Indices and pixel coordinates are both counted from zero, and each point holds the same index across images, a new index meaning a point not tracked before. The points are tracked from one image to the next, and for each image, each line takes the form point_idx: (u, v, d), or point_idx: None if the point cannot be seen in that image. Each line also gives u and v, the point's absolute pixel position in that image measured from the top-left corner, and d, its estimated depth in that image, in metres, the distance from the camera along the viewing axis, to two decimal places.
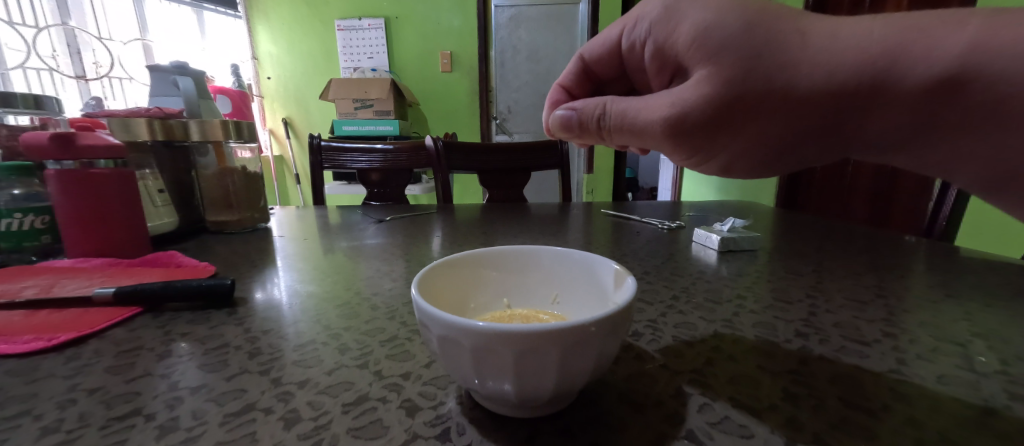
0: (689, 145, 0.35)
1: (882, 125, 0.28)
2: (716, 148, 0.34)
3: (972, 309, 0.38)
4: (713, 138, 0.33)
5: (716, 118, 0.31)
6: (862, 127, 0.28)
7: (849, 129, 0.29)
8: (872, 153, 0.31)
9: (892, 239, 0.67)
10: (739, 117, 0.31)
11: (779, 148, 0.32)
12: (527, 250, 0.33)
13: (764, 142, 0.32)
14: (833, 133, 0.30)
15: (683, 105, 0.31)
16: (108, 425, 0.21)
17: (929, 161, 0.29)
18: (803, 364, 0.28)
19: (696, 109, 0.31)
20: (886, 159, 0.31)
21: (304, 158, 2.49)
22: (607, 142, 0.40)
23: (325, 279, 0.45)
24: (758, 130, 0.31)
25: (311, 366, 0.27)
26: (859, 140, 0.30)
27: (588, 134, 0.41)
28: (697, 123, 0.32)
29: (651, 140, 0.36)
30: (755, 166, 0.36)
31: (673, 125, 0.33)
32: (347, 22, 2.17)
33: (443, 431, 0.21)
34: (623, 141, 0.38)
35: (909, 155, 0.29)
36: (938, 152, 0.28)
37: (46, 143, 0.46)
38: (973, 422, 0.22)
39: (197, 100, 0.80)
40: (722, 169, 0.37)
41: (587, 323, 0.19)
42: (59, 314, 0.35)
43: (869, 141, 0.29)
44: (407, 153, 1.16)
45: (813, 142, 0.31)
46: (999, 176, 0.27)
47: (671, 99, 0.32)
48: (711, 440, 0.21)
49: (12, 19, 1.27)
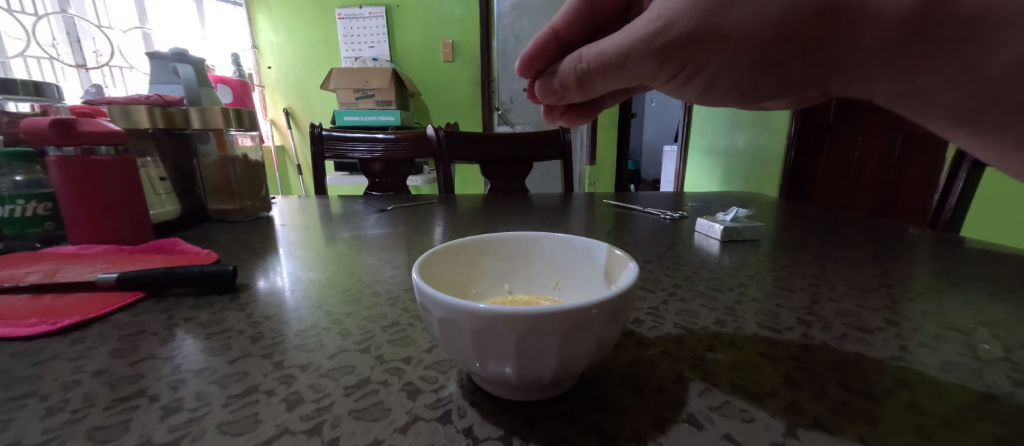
0: (671, 66, 0.34)
1: (862, 41, 0.27)
2: (695, 70, 0.34)
3: (976, 297, 0.38)
4: (692, 58, 0.32)
5: (698, 31, 0.30)
6: (845, 49, 0.28)
7: (831, 47, 0.28)
8: (852, 82, 0.30)
9: (895, 229, 0.66)
10: (723, 26, 0.30)
11: (766, 63, 0.31)
12: (528, 237, 0.33)
13: (747, 59, 0.31)
14: (816, 51, 0.29)
15: (664, 20, 0.31)
16: (113, 405, 0.21)
17: (908, 89, 0.28)
18: (803, 351, 0.28)
19: (678, 22, 0.30)
20: (866, 91, 0.30)
21: (304, 148, 2.49)
22: (588, 91, 0.40)
23: (327, 267, 0.46)
24: (738, 45, 0.30)
25: (314, 350, 0.27)
26: (842, 67, 0.29)
27: (570, 92, 0.41)
28: (681, 36, 0.31)
29: (630, 65, 0.35)
30: (736, 89, 0.35)
31: (651, 42, 0.32)
32: (347, 10, 2.14)
33: (444, 413, 0.21)
34: (606, 82, 0.38)
35: (891, 85, 0.28)
36: (915, 79, 0.27)
37: (46, 129, 0.45)
38: (974, 407, 0.22)
39: (197, 88, 0.80)
40: (703, 89, 0.36)
41: (587, 306, 0.19)
42: (64, 299, 0.35)
43: (850, 64, 0.28)
44: (409, 143, 1.16)
45: (797, 61, 0.30)
46: (974, 105, 0.26)
47: (652, 13, 0.32)
48: (712, 424, 0.21)
49: (12, 7, 1.25)
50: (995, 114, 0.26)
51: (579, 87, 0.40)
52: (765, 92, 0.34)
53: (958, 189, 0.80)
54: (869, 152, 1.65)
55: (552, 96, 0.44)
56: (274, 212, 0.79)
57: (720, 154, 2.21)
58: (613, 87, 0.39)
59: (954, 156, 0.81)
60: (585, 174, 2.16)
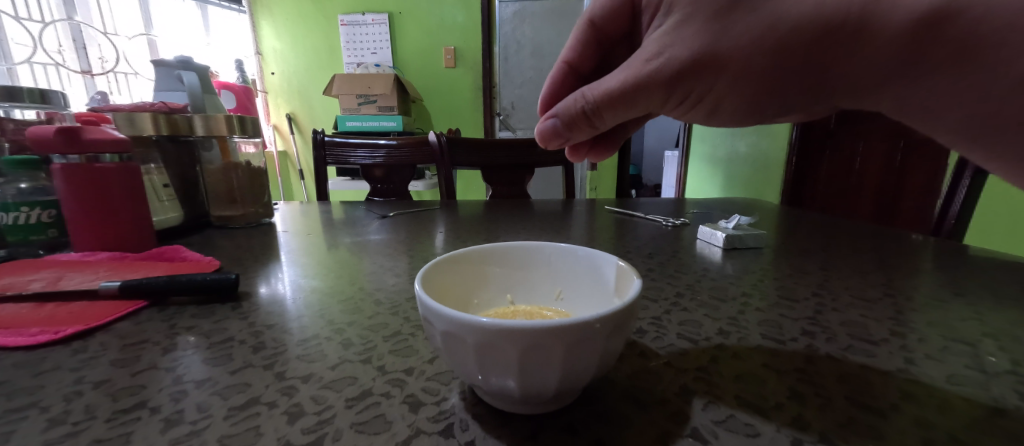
0: (676, 96, 0.34)
1: (865, 59, 0.27)
2: (701, 98, 0.34)
3: (981, 308, 0.38)
4: (695, 87, 0.33)
5: (698, 61, 0.31)
6: (848, 67, 0.28)
7: (836, 68, 0.28)
8: (858, 99, 0.30)
9: (898, 236, 0.66)
10: (722, 55, 0.30)
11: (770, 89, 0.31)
12: (530, 247, 0.33)
13: (753, 86, 0.31)
14: (817, 71, 0.29)
15: (666, 52, 0.32)
16: (115, 417, 0.21)
17: (916, 106, 0.28)
18: (808, 363, 0.27)
19: (679, 55, 0.31)
20: (871, 106, 0.30)
21: (307, 153, 2.50)
22: (599, 128, 0.40)
23: (329, 274, 0.45)
24: (740, 74, 0.31)
25: (315, 360, 0.27)
26: (843, 85, 0.29)
27: (579, 132, 0.41)
28: (682, 68, 0.32)
29: (636, 98, 0.35)
30: (746, 113, 0.35)
31: (656, 75, 0.33)
32: (350, 16, 2.16)
33: (446, 427, 0.21)
34: (616, 119, 0.38)
35: (896, 102, 0.29)
36: (921, 96, 0.27)
37: (52, 138, 0.46)
38: (983, 422, 0.22)
39: (201, 95, 0.81)
40: (709, 113, 0.36)
41: (590, 320, 0.19)
42: (66, 307, 0.35)
43: (853, 82, 0.29)
44: (411, 149, 1.16)
45: (799, 85, 0.30)
46: (979, 122, 0.26)
47: (652, 48, 0.32)
48: (716, 439, 0.20)
49: (19, 14, 1.27)
50: (1001, 130, 0.26)
51: (589, 125, 0.39)
52: (773, 113, 0.34)
53: (960, 198, 0.79)
54: (870, 158, 1.65)
55: (555, 139, 0.42)
56: (277, 218, 0.79)
57: (721, 161, 2.21)
58: (621, 120, 0.38)
59: (957, 164, 0.81)
60: (586, 180, 2.17)
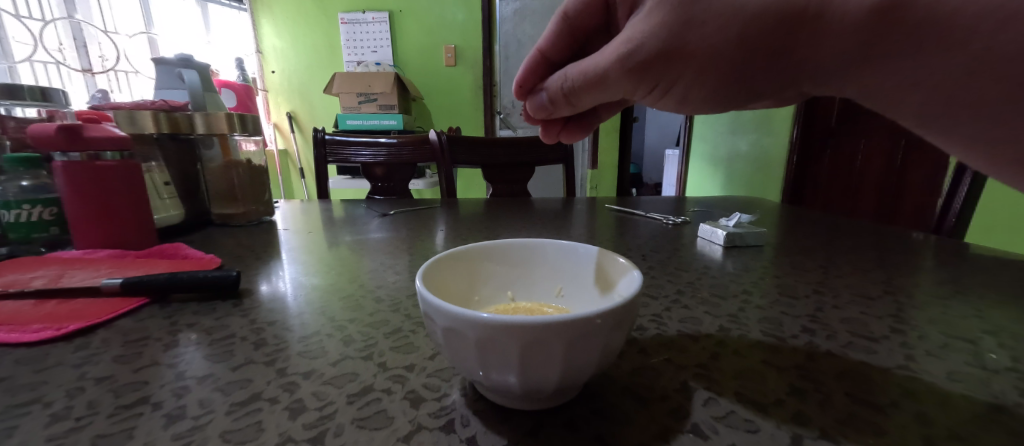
0: (646, 83, 0.34)
1: (824, 41, 0.27)
2: (670, 85, 0.34)
3: (982, 305, 0.38)
4: (665, 74, 0.33)
5: (666, 50, 0.31)
6: (811, 53, 0.28)
7: (801, 50, 0.28)
8: (822, 84, 0.30)
9: (898, 235, 0.66)
10: (689, 44, 0.30)
11: (738, 76, 0.31)
12: (531, 244, 0.33)
13: (722, 68, 0.31)
14: (784, 56, 0.29)
15: (636, 39, 0.32)
16: (117, 413, 0.21)
17: (880, 93, 0.28)
18: (809, 360, 0.27)
19: (648, 43, 0.31)
20: (834, 92, 0.30)
21: (307, 152, 2.51)
22: (579, 108, 0.40)
23: (330, 272, 0.46)
24: (708, 61, 0.31)
25: (317, 357, 0.27)
26: (809, 70, 0.29)
27: (560, 109, 0.42)
28: (651, 55, 0.32)
29: (608, 82, 0.35)
30: (713, 100, 0.35)
31: (627, 61, 0.33)
32: (351, 15, 2.15)
33: (447, 423, 0.21)
34: (593, 101, 0.38)
35: (860, 88, 0.28)
36: (883, 83, 0.27)
37: (53, 134, 0.46)
38: (982, 419, 0.22)
39: (202, 93, 0.81)
40: (680, 102, 0.36)
41: (592, 316, 0.19)
42: (68, 304, 0.35)
43: (818, 67, 0.28)
44: (412, 147, 1.16)
45: (764, 74, 0.30)
46: (941, 106, 0.26)
47: (625, 35, 0.32)
48: (717, 435, 0.20)
49: (19, 12, 1.27)
50: (963, 113, 0.26)
51: (568, 104, 0.40)
52: (743, 100, 0.34)
53: (961, 195, 0.79)
54: (872, 157, 1.65)
55: (541, 111, 0.44)
56: (278, 216, 0.79)
57: (723, 159, 2.21)
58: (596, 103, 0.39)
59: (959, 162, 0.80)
60: (587, 178, 2.17)
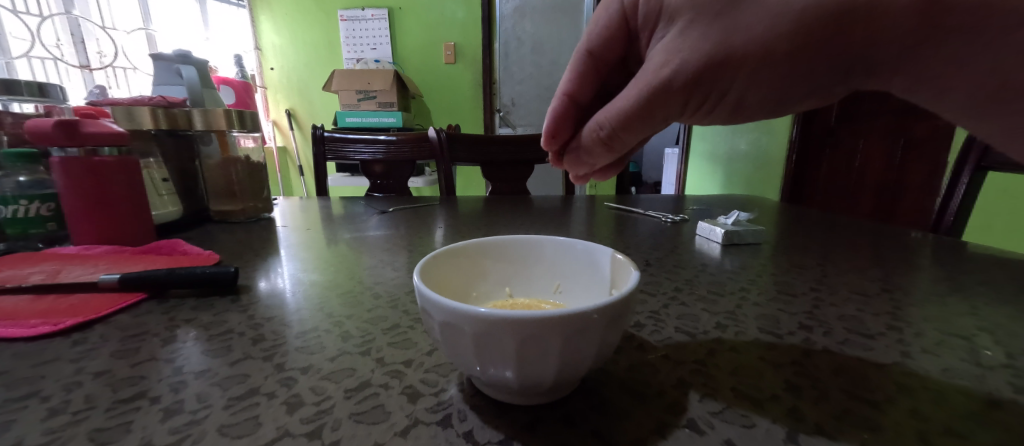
0: (695, 98, 0.32)
1: (896, 33, 0.24)
2: (723, 98, 0.31)
3: (978, 303, 0.38)
4: (713, 88, 0.30)
5: (710, 63, 0.29)
6: (867, 54, 0.25)
7: (865, 45, 0.25)
8: (882, 78, 0.27)
9: (896, 233, 0.66)
10: (734, 54, 0.28)
11: (794, 85, 0.29)
12: (529, 241, 0.33)
13: (782, 76, 0.28)
14: (846, 56, 0.26)
15: (675, 59, 0.29)
16: (114, 407, 0.21)
17: (933, 81, 0.26)
18: (805, 356, 0.28)
19: (688, 61, 0.29)
20: (889, 84, 0.27)
21: (307, 149, 2.50)
22: (623, 145, 0.37)
23: (328, 268, 0.46)
24: (761, 72, 0.28)
25: (315, 352, 0.27)
26: (865, 67, 0.26)
27: (600, 152, 0.39)
28: (696, 72, 0.29)
29: (654, 109, 0.33)
30: (772, 105, 0.32)
31: (672, 81, 0.30)
32: (350, 11, 2.14)
33: (444, 417, 0.21)
34: (638, 134, 0.36)
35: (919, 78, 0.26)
36: (946, 72, 0.25)
37: (50, 131, 0.46)
38: (976, 414, 0.22)
39: (200, 89, 0.81)
40: (731, 113, 0.33)
41: (588, 310, 0.19)
42: (66, 299, 0.35)
43: (873, 65, 0.26)
44: (410, 144, 1.16)
45: (823, 78, 0.28)
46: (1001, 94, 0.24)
47: (659, 58, 0.30)
48: (712, 429, 0.21)
49: (16, 8, 1.26)
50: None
51: (609, 146, 0.37)
52: (798, 103, 0.31)
53: (960, 194, 0.79)
54: (871, 155, 1.65)
55: (581, 167, 0.44)
56: (276, 213, 0.79)
57: (722, 158, 2.21)
58: (642, 137, 0.37)
59: (957, 160, 0.81)
60: None
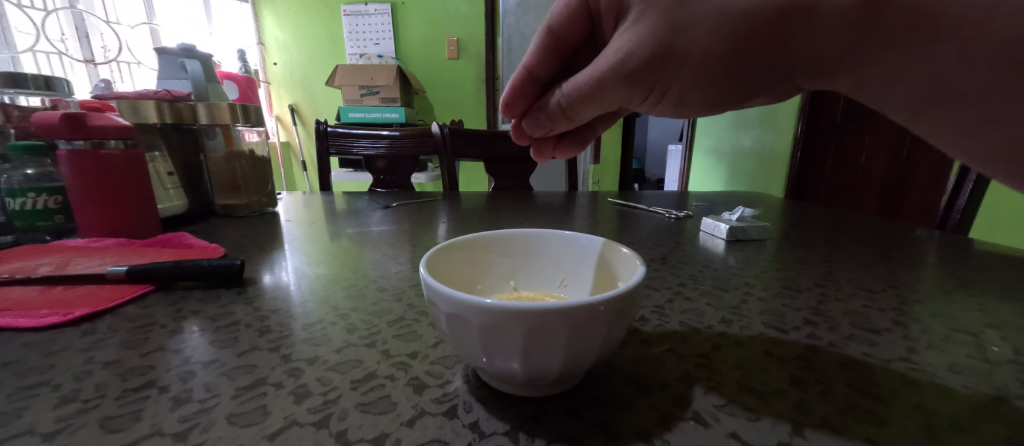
0: (644, 88, 0.33)
1: (819, 34, 0.26)
2: (667, 89, 0.32)
3: (985, 300, 0.38)
4: (660, 79, 0.31)
5: (658, 54, 0.30)
6: (803, 48, 0.27)
7: (794, 43, 0.27)
8: (818, 77, 0.28)
9: (902, 230, 0.66)
10: (681, 46, 0.29)
11: (739, 78, 0.30)
12: (533, 234, 0.33)
13: (721, 70, 0.30)
14: (775, 54, 0.27)
15: (626, 48, 0.30)
16: (124, 396, 0.22)
17: (870, 83, 0.27)
18: (811, 351, 0.27)
19: (638, 51, 0.30)
20: (827, 84, 0.29)
21: (309, 144, 2.51)
22: (578, 120, 0.39)
23: (333, 262, 0.46)
24: (704, 64, 0.29)
25: (321, 344, 0.27)
26: (807, 64, 0.28)
27: (559, 122, 0.40)
28: (643, 62, 0.30)
29: (604, 92, 0.34)
30: (713, 102, 0.33)
31: (621, 67, 0.31)
32: (353, 6, 2.14)
33: (450, 408, 0.21)
34: (592, 112, 0.37)
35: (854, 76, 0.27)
36: (876, 74, 0.26)
37: (57, 123, 0.46)
38: (983, 410, 0.22)
39: (204, 84, 0.81)
40: (678, 105, 0.34)
41: (595, 303, 0.19)
42: (74, 290, 0.35)
43: (812, 62, 0.27)
44: (414, 140, 1.16)
45: (764, 73, 0.29)
46: (926, 96, 0.25)
47: (614, 46, 0.31)
48: (718, 422, 0.21)
49: (21, 2, 1.27)
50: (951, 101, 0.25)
51: (566, 117, 0.39)
52: (743, 99, 0.32)
53: (966, 193, 0.78)
54: (877, 152, 1.64)
55: (540, 129, 0.43)
56: (280, 207, 0.79)
57: (726, 154, 2.20)
58: (597, 114, 0.38)
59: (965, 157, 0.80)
60: (589, 173, 2.16)
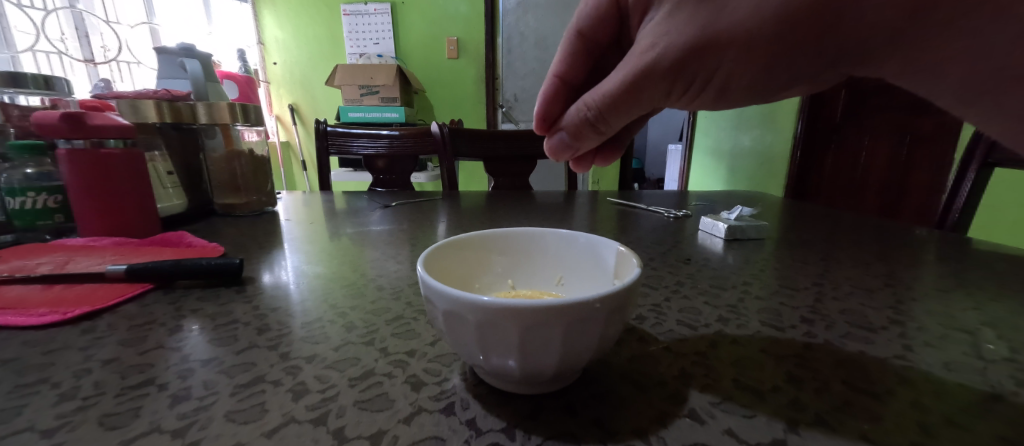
0: (682, 80, 0.33)
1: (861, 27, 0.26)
2: (707, 79, 0.33)
3: (982, 298, 0.38)
4: (699, 68, 0.32)
5: (697, 44, 0.30)
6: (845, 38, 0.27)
7: (833, 34, 0.27)
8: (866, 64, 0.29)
9: (901, 230, 0.66)
10: (721, 35, 0.29)
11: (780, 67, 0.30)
12: (530, 233, 0.33)
13: (760, 61, 0.30)
14: (815, 42, 0.28)
15: (662, 42, 0.31)
16: (123, 393, 0.22)
17: (919, 66, 0.27)
18: (806, 349, 0.28)
19: (675, 43, 0.31)
20: (875, 70, 0.29)
21: (309, 144, 2.51)
22: (609, 128, 0.39)
23: (332, 261, 0.46)
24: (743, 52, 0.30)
25: (320, 342, 0.28)
26: (847, 55, 0.28)
27: (586, 136, 0.40)
28: (680, 53, 0.31)
29: (640, 91, 0.34)
30: (752, 92, 0.33)
31: (656, 65, 0.32)
32: (353, 6, 2.14)
33: (447, 406, 0.21)
34: (625, 116, 0.37)
35: (894, 58, 0.27)
36: (923, 58, 0.26)
37: (57, 123, 0.46)
38: (977, 407, 0.22)
39: (204, 83, 0.82)
40: (717, 96, 0.35)
41: (590, 300, 0.19)
42: (73, 289, 0.36)
43: (853, 51, 0.27)
44: (413, 139, 1.15)
45: (804, 61, 0.29)
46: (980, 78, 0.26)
47: (648, 41, 0.32)
48: (713, 419, 0.21)
49: (21, 2, 1.26)
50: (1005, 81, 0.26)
51: (596, 129, 0.39)
52: (781, 88, 0.33)
53: (966, 192, 0.78)
54: (875, 152, 1.64)
55: (564, 150, 0.43)
56: (280, 207, 0.79)
57: (726, 154, 2.20)
58: (630, 119, 0.38)
59: (964, 156, 0.80)
60: (589, 173, 2.16)
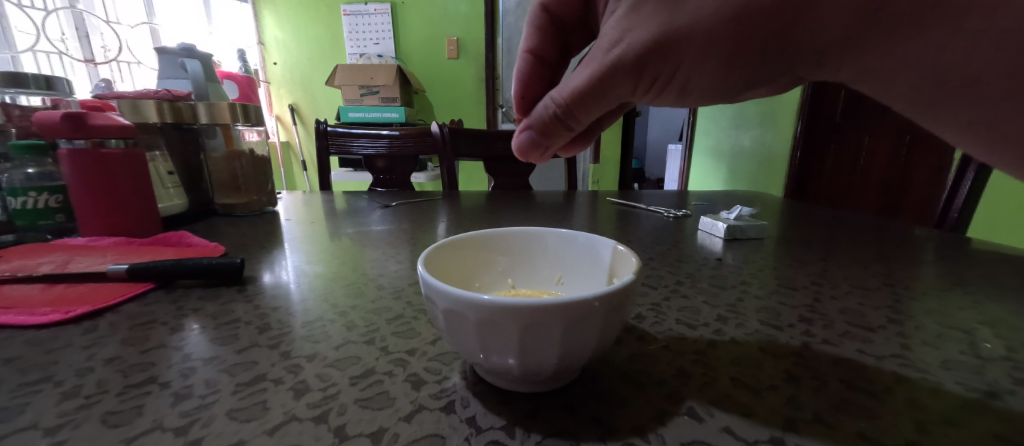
0: (646, 80, 0.31)
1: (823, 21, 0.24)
2: (669, 80, 0.31)
3: (980, 298, 0.38)
4: (663, 68, 0.30)
5: (659, 42, 0.28)
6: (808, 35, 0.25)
7: (799, 29, 0.25)
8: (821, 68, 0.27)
9: (900, 229, 0.66)
10: (683, 33, 0.28)
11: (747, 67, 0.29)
12: (530, 232, 0.34)
13: (723, 60, 0.28)
14: (781, 41, 0.26)
15: (626, 38, 0.29)
16: (126, 391, 0.22)
17: (875, 72, 0.26)
18: (805, 348, 0.28)
19: (638, 40, 0.29)
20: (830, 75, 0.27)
21: (309, 144, 2.51)
22: (575, 127, 0.37)
23: (333, 261, 0.46)
24: (707, 51, 0.28)
25: (321, 341, 0.28)
26: (811, 54, 0.26)
27: (553, 136, 0.39)
28: (643, 51, 0.29)
29: (606, 88, 0.33)
30: (717, 92, 0.32)
31: (620, 62, 0.30)
32: (353, 6, 2.14)
33: (448, 404, 0.21)
34: (590, 116, 0.35)
35: (856, 64, 0.26)
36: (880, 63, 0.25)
37: (58, 123, 0.46)
38: (972, 405, 0.22)
39: (204, 83, 0.82)
40: (679, 96, 0.33)
41: (590, 298, 0.19)
42: (75, 288, 0.36)
43: (815, 49, 0.26)
44: (413, 139, 1.16)
45: (770, 63, 0.28)
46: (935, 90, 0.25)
47: (612, 36, 0.30)
48: (712, 417, 0.21)
49: (21, 2, 1.26)
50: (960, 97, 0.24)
51: (563, 128, 0.38)
52: (743, 88, 0.31)
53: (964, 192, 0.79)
54: (875, 153, 1.64)
55: (534, 150, 0.41)
56: (280, 206, 0.79)
57: (726, 154, 2.20)
58: (597, 117, 0.36)
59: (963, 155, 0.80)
60: (589, 173, 2.16)
